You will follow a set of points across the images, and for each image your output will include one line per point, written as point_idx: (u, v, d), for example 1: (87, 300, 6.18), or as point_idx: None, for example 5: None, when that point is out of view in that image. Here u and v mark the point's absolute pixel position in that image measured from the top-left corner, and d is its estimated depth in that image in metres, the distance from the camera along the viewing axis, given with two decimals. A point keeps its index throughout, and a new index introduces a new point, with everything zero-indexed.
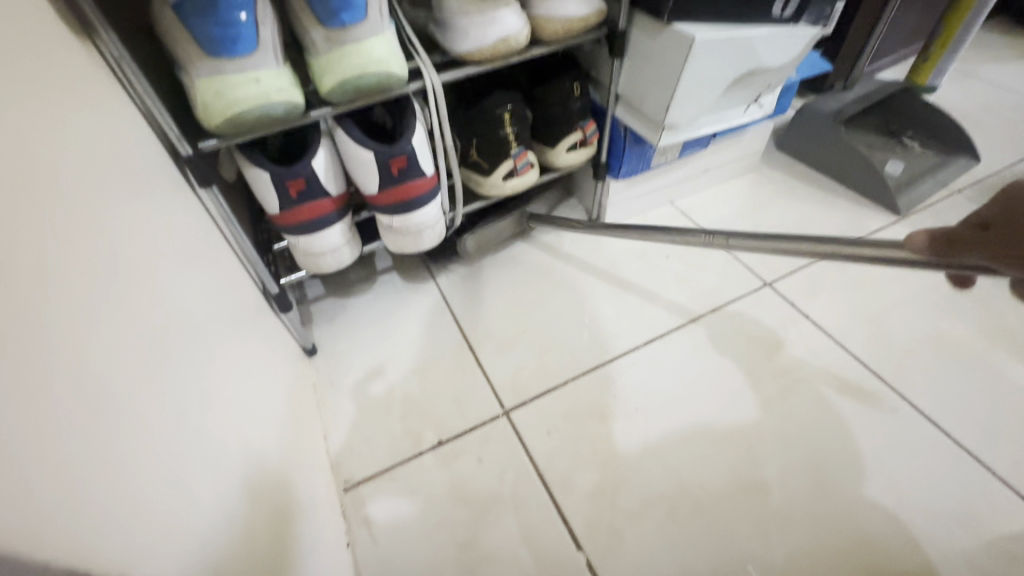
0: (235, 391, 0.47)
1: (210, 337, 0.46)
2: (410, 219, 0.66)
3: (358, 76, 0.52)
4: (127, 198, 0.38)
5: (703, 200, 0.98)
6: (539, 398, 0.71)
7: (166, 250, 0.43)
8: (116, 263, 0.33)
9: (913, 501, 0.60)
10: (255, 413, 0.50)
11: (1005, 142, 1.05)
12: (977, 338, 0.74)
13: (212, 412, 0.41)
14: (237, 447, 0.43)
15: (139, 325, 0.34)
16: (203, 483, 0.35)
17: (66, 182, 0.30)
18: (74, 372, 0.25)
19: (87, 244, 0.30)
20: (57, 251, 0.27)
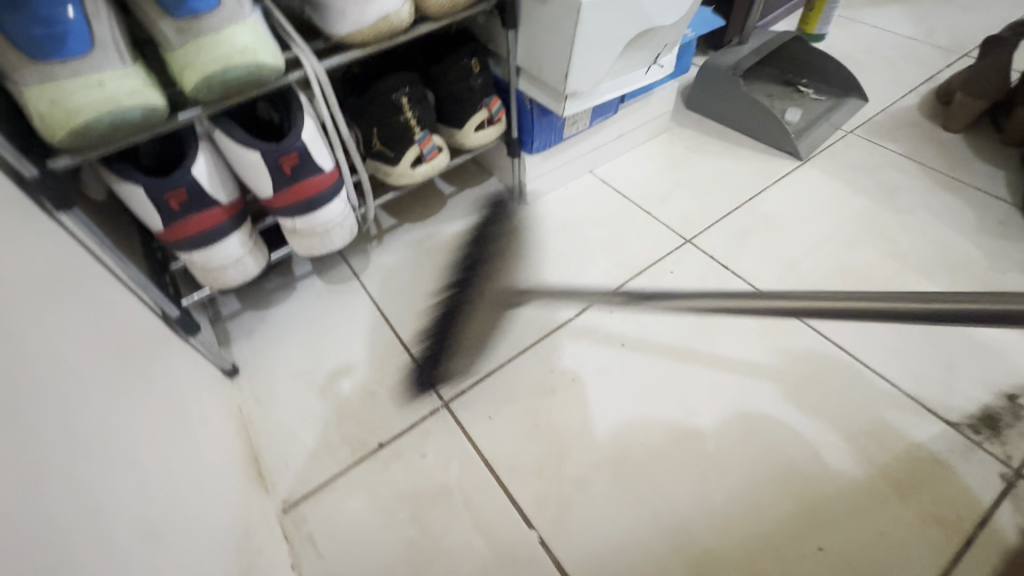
0: (141, 424, 0.43)
1: (101, 372, 0.42)
2: (314, 219, 0.62)
3: (222, 69, 0.47)
4: None
5: (621, 165, 0.99)
6: (477, 382, 0.70)
7: (34, 281, 0.38)
8: None
9: (834, 424, 0.63)
10: (168, 444, 0.46)
11: (888, 80, 1.12)
12: (876, 265, 0.80)
13: (111, 450, 0.37)
14: (144, 483, 0.39)
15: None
16: (95, 529, 0.31)
17: None
18: None
19: None
20: None
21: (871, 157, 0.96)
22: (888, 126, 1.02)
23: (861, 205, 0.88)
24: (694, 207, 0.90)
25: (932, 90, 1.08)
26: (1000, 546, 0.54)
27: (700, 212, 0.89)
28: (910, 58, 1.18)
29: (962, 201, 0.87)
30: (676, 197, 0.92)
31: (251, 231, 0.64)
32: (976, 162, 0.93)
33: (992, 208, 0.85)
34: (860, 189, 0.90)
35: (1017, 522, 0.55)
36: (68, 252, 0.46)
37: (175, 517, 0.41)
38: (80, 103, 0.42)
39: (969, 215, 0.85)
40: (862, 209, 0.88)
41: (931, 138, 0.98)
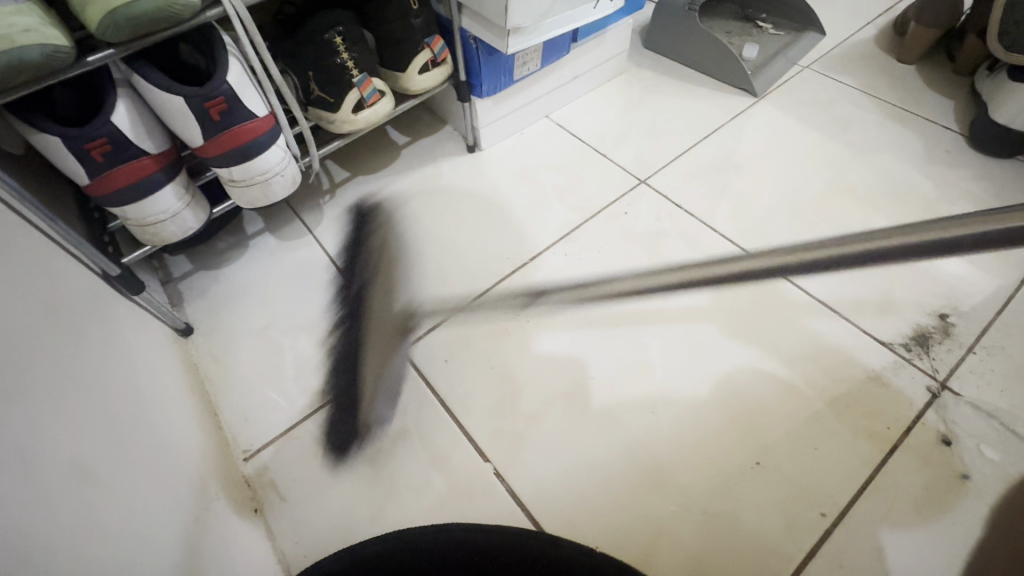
0: (79, 374, 0.43)
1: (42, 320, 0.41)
2: (251, 168, 0.60)
3: (128, 3, 0.45)
4: None
5: (578, 108, 0.97)
6: (434, 329, 0.71)
7: None
8: None
9: (778, 351, 0.66)
10: (110, 395, 0.45)
11: (847, 12, 1.10)
12: (825, 199, 0.81)
13: (46, 394, 0.36)
14: (85, 429, 0.38)
15: None
16: (31, 467, 0.31)
17: None
18: None
19: None
20: None
21: (826, 92, 0.96)
22: (845, 59, 1.01)
23: (815, 140, 0.89)
24: (649, 148, 0.90)
25: (890, 21, 1.07)
26: (923, 451, 0.57)
27: (655, 153, 0.89)
28: None
29: (912, 132, 0.88)
30: (632, 139, 0.91)
31: (187, 185, 0.62)
32: (927, 93, 0.93)
33: (940, 137, 0.86)
34: (814, 124, 0.91)
35: (939, 429, 0.58)
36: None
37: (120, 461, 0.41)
38: None
39: (917, 145, 0.86)
40: (815, 144, 0.88)
41: (887, 70, 0.98)
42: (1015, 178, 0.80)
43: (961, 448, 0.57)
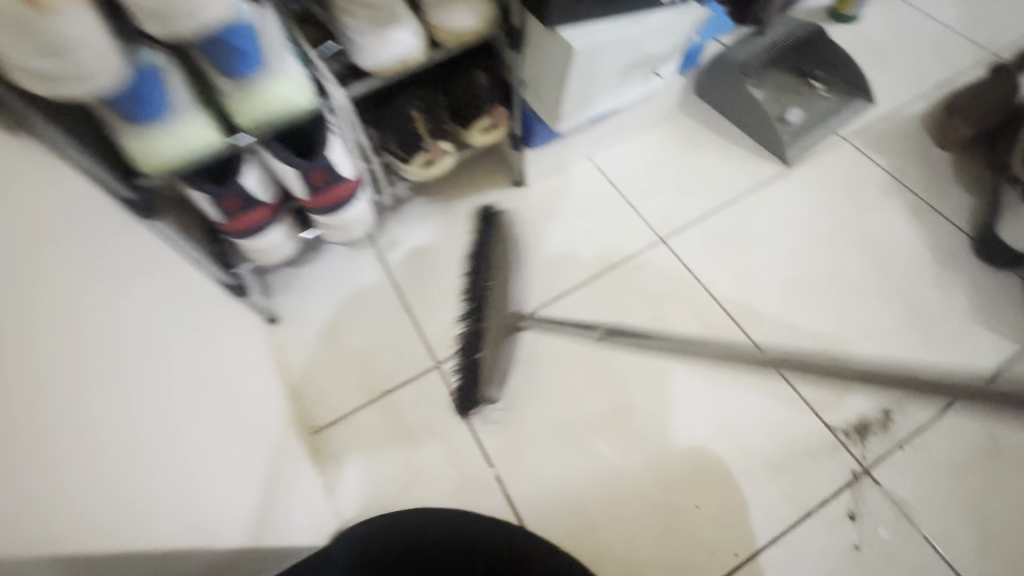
0: (212, 384, 0.59)
1: (193, 342, 0.59)
2: (336, 216, 0.76)
3: (270, 117, 0.60)
4: (105, 249, 0.48)
5: (619, 153, 1.07)
6: (465, 349, 0.87)
7: (146, 277, 0.54)
8: (107, 321, 0.43)
9: (741, 416, 0.80)
10: (218, 384, 0.60)
11: (905, 80, 1.12)
12: (822, 281, 0.91)
13: (198, 404, 0.53)
14: (210, 429, 0.54)
15: (133, 361, 0.44)
16: (180, 470, 0.46)
17: (71, 278, 0.40)
18: (98, 432, 0.37)
19: (91, 328, 0.40)
20: (76, 341, 0.38)
21: (855, 170, 1.02)
22: (886, 136, 1.05)
23: (830, 220, 0.97)
24: (675, 206, 1.00)
25: (943, 98, 1.09)
26: (831, 519, 0.73)
27: (680, 212, 0.99)
28: (941, 55, 1.16)
29: (923, 227, 0.95)
30: (662, 193, 1.02)
31: (287, 217, 0.78)
32: (952, 187, 0.99)
33: (946, 237, 0.94)
34: (834, 204, 0.98)
35: (849, 506, 0.74)
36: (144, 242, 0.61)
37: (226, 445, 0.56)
38: (166, 152, 0.55)
39: (922, 243, 0.94)
40: (829, 225, 0.96)
41: (922, 155, 1.03)
42: (998, 292, 0.89)
43: (862, 523, 0.72)
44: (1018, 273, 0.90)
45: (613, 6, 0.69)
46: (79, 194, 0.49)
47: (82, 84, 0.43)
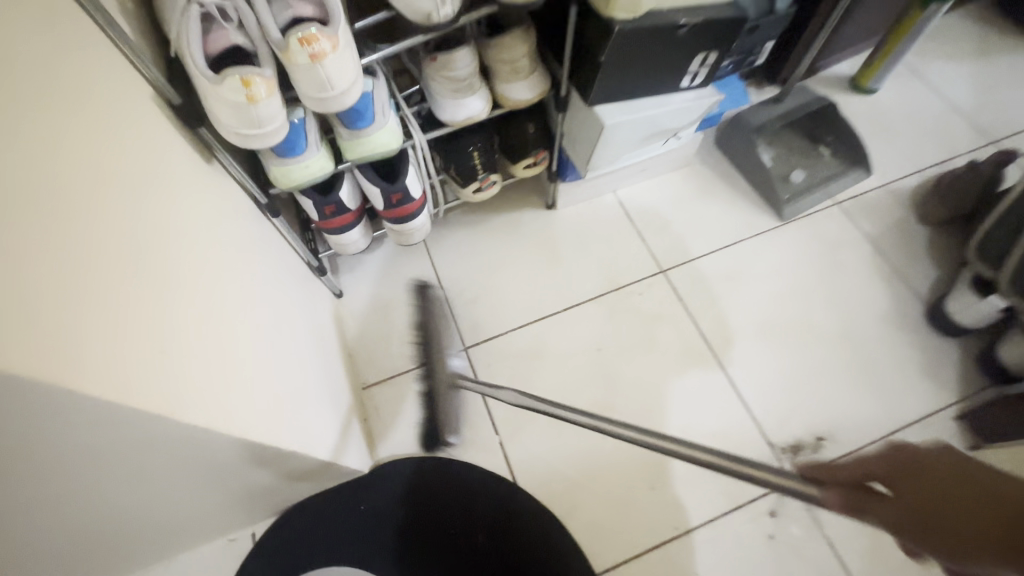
0: (304, 352, 0.81)
1: (292, 320, 0.81)
2: (404, 225, 0.96)
3: (370, 154, 0.80)
4: (242, 250, 0.71)
5: (639, 190, 1.24)
6: (489, 339, 1.08)
7: (262, 269, 0.76)
8: (240, 298, 0.65)
9: (698, 425, 1.00)
10: (285, 332, 0.76)
11: (903, 156, 1.27)
12: (790, 324, 1.08)
13: (293, 364, 0.75)
14: (299, 381, 0.75)
15: (255, 327, 0.66)
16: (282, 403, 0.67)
17: (221, 270, 0.62)
18: (236, 367, 0.58)
19: (232, 302, 0.62)
20: (224, 310, 0.60)
21: (840, 231, 1.18)
22: (874, 205, 1.21)
23: (809, 273, 1.13)
24: (679, 244, 1.18)
25: (934, 177, 1.23)
26: (754, 513, 0.94)
27: (682, 250, 1.17)
28: (943, 135, 1.29)
29: (888, 290, 1.11)
30: (670, 231, 1.19)
31: (365, 218, 0.99)
32: (922, 259, 1.14)
33: (905, 302, 1.10)
34: (815, 259, 1.15)
35: (772, 506, 0.94)
36: (262, 231, 0.82)
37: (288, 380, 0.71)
38: (296, 176, 0.77)
39: (884, 305, 1.10)
40: (807, 278, 1.13)
41: (903, 227, 1.18)
42: (939, 355, 1.06)
43: (778, 520, 0.93)
44: (960, 341, 1.06)
45: (641, 88, 0.87)
46: (223, 195, 0.70)
47: (262, 139, 0.64)
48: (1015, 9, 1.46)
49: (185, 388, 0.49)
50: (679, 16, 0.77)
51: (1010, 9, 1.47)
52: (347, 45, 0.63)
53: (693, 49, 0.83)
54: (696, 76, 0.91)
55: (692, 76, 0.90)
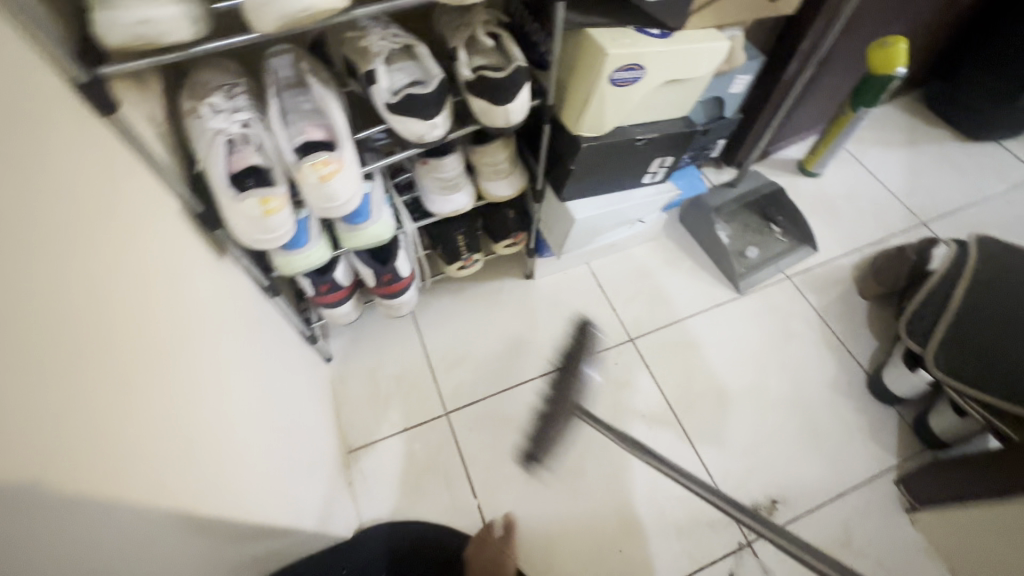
0: (291, 429, 0.87)
1: (283, 398, 0.88)
2: (393, 300, 1.05)
3: (364, 243, 0.89)
4: (245, 338, 0.78)
5: (611, 262, 1.35)
6: (470, 404, 1.15)
7: (261, 353, 0.83)
8: (243, 386, 0.72)
9: (663, 488, 1.08)
10: (278, 411, 0.83)
11: (845, 235, 1.41)
12: (746, 391, 1.18)
13: (282, 443, 0.81)
14: (287, 458, 0.81)
15: (254, 412, 0.73)
16: (273, 483, 0.73)
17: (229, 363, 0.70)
18: (238, 453, 0.65)
19: (236, 392, 0.70)
20: (231, 401, 0.67)
21: (791, 304, 1.30)
22: (820, 279, 1.34)
23: (763, 343, 1.24)
24: (646, 313, 1.28)
25: (873, 254, 1.38)
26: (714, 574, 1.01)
27: (650, 319, 1.27)
28: (879, 217, 1.45)
29: (834, 360, 1.23)
30: (639, 301, 1.30)
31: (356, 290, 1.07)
32: (863, 331, 1.27)
33: (849, 371, 1.22)
34: (768, 330, 1.26)
35: (730, 566, 1.02)
36: (262, 309, 0.90)
37: (272, 465, 0.74)
38: (296, 265, 0.85)
39: (830, 373, 1.21)
40: (762, 347, 1.24)
41: (845, 301, 1.31)
42: (879, 421, 1.16)
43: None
44: (897, 408, 1.18)
45: (607, 186, 0.99)
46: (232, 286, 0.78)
47: (268, 241, 0.72)
48: (937, 104, 1.66)
49: (205, 477, 0.56)
50: (638, 132, 0.90)
51: (934, 103, 1.67)
52: (350, 163, 0.74)
53: (651, 155, 0.96)
54: (655, 173, 1.03)
55: (653, 175, 1.03)
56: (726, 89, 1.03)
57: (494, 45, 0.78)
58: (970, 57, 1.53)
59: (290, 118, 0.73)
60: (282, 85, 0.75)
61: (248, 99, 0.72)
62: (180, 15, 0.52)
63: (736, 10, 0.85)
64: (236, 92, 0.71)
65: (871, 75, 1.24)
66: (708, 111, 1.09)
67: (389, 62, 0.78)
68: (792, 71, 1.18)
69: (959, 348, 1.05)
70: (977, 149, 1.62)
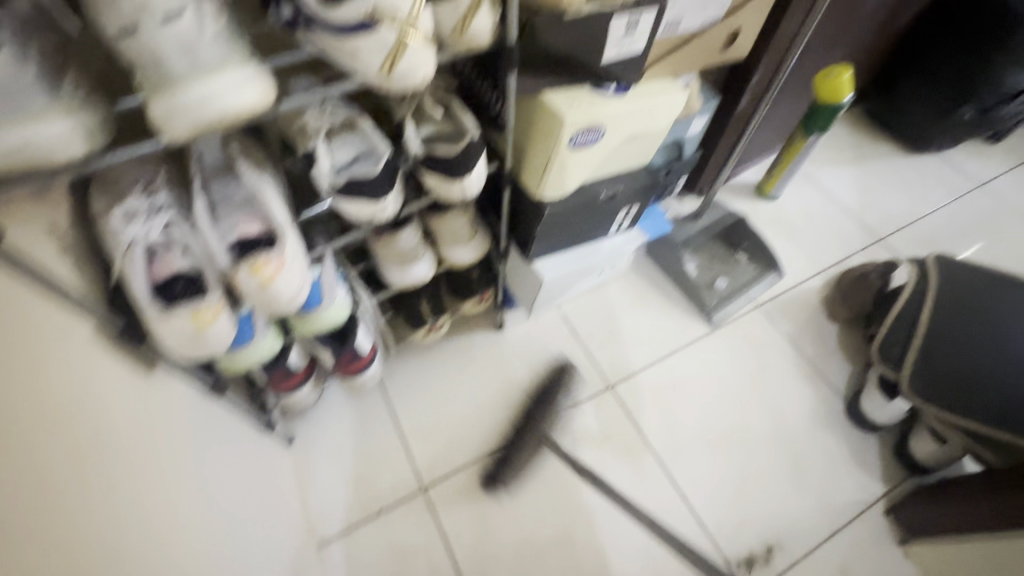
0: (248, 547, 0.77)
1: (241, 509, 0.78)
2: (356, 376, 0.97)
3: (319, 328, 0.82)
4: (190, 457, 0.69)
5: (582, 305, 1.31)
6: (447, 476, 1.08)
7: (211, 466, 0.74)
8: (184, 523, 0.63)
9: (657, 547, 1.03)
10: (230, 534, 0.74)
11: (808, 257, 1.42)
12: (729, 430, 1.16)
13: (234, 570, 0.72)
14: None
15: (196, 550, 0.64)
16: None
17: (166, 500, 0.60)
18: None
19: (175, 534, 0.60)
20: (166, 550, 0.57)
21: (764, 333, 1.29)
22: (789, 305, 1.34)
23: (742, 378, 1.23)
24: (623, 356, 1.24)
25: (837, 275, 1.39)
26: None
27: (627, 362, 1.23)
28: (838, 236, 1.47)
29: (811, 389, 1.22)
30: (613, 344, 1.26)
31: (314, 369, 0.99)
32: (836, 355, 1.27)
33: (827, 399, 1.21)
34: (744, 363, 1.25)
35: None
36: (208, 410, 0.80)
37: None
38: (242, 360, 0.77)
39: (809, 403, 1.20)
40: (742, 382, 1.22)
41: (816, 326, 1.31)
42: (861, 449, 1.16)
43: None
44: (877, 433, 1.18)
45: (573, 240, 0.95)
46: (168, 398, 0.69)
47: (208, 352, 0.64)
48: (878, 118, 1.71)
49: None
50: (601, 188, 0.86)
51: (874, 118, 1.72)
52: (294, 255, 0.67)
53: (617, 207, 0.93)
54: (622, 221, 0.99)
55: (619, 224, 1.00)
56: (685, 131, 1.01)
57: (443, 113, 0.73)
58: (905, 75, 1.58)
59: (221, 210, 0.65)
60: (208, 172, 0.67)
61: (170, 193, 0.63)
62: (71, 130, 0.44)
63: (690, 59, 0.82)
64: (153, 186, 0.63)
65: (820, 103, 1.25)
66: (668, 152, 1.07)
67: (329, 137, 0.71)
68: (744, 105, 1.17)
69: (932, 373, 1.05)
70: (919, 161, 1.68)
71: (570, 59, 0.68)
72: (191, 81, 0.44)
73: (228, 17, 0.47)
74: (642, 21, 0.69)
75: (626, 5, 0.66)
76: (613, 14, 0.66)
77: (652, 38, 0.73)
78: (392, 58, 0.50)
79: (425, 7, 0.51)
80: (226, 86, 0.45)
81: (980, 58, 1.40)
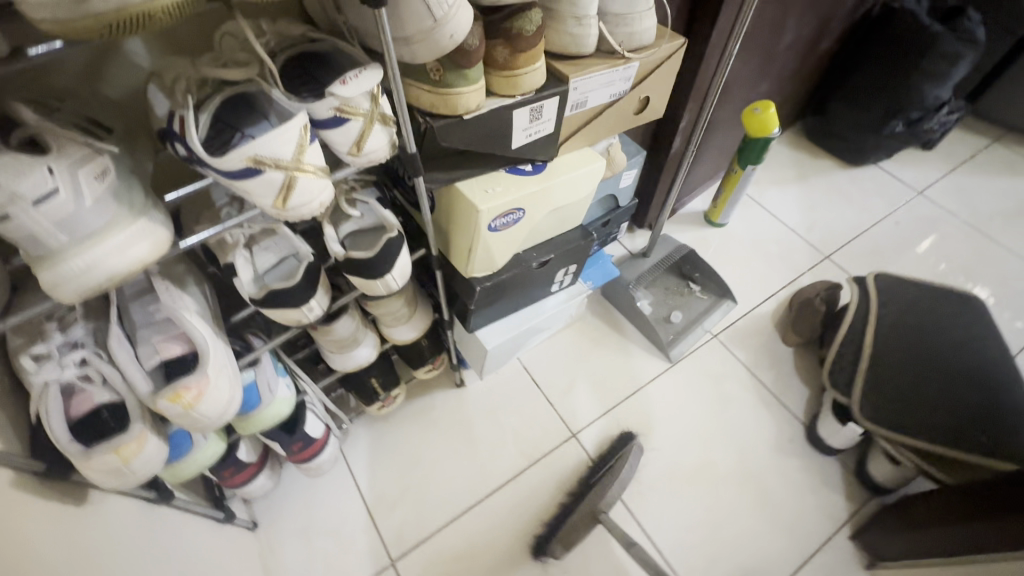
0: None
1: None
2: (311, 461, 0.98)
3: (263, 426, 0.81)
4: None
5: (540, 353, 1.32)
6: (418, 546, 1.06)
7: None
8: None
9: None
10: None
11: (758, 282, 1.46)
12: (693, 467, 1.17)
13: None
14: None
15: None
16: None
17: None
18: None
19: None
20: None
21: (720, 364, 1.31)
22: (744, 334, 1.36)
23: (702, 411, 1.24)
24: (584, 404, 1.24)
25: (788, 296, 1.42)
26: None
27: (589, 407, 1.24)
28: (786, 259, 1.50)
29: (770, 416, 1.24)
30: (574, 389, 1.27)
31: (268, 458, 0.99)
32: (793, 380, 1.29)
33: (787, 425, 1.23)
34: (703, 396, 1.27)
35: None
36: (156, 522, 0.79)
37: None
38: (185, 471, 0.76)
39: (770, 431, 1.22)
40: (704, 416, 1.24)
41: (771, 353, 1.33)
42: (825, 474, 1.17)
43: None
44: (838, 456, 1.19)
45: (514, 305, 0.97)
46: (108, 523, 0.68)
47: (130, 482, 0.63)
48: (815, 135, 1.76)
49: None
50: (534, 256, 0.87)
51: (812, 135, 1.78)
52: (221, 372, 0.67)
53: (554, 270, 0.94)
54: (562, 280, 1.01)
55: (561, 282, 1.01)
56: (616, 185, 1.03)
57: (362, 210, 0.74)
58: (835, 95, 1.63)
59: (141, 336, 0.65)
60: (128, 296, 0.67)
61: (87, 325, 0.63)
62: None
63: (604, 128, 0.85)
64: (70, 320, 0.63)
65: (751, 137, 1.28)
66: (604, 205, 1.09)
67: (249, 245, 0.71)
68: (676, 146, 1.21)
69: (879, 396, 1.07)
70: (860, 173, 1.73)
71: (478, 150, 0.71)
72: (74, 252, 0.45)
73: (114, 175, 0.48)
74: (545, 108, 0.71)
75: (526, 98, 0.68)
76: (514, 107, 0.68)
77: (560, 119, 0.74)
78: (283, 193, 0.51)
79: (311, 141, 0.52)
80: (111, 250, 0.46)
81: (901, 76, 1.46)
